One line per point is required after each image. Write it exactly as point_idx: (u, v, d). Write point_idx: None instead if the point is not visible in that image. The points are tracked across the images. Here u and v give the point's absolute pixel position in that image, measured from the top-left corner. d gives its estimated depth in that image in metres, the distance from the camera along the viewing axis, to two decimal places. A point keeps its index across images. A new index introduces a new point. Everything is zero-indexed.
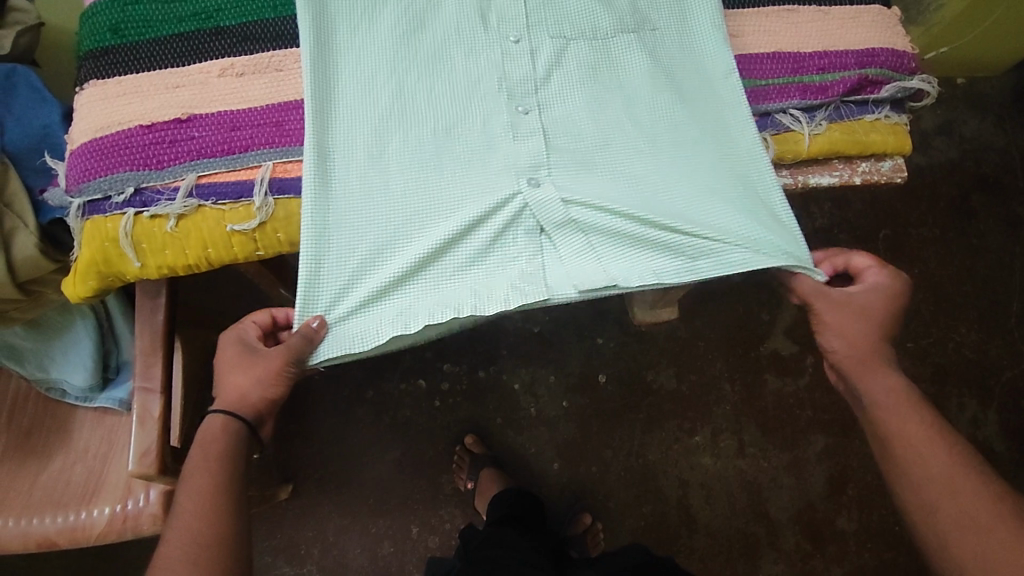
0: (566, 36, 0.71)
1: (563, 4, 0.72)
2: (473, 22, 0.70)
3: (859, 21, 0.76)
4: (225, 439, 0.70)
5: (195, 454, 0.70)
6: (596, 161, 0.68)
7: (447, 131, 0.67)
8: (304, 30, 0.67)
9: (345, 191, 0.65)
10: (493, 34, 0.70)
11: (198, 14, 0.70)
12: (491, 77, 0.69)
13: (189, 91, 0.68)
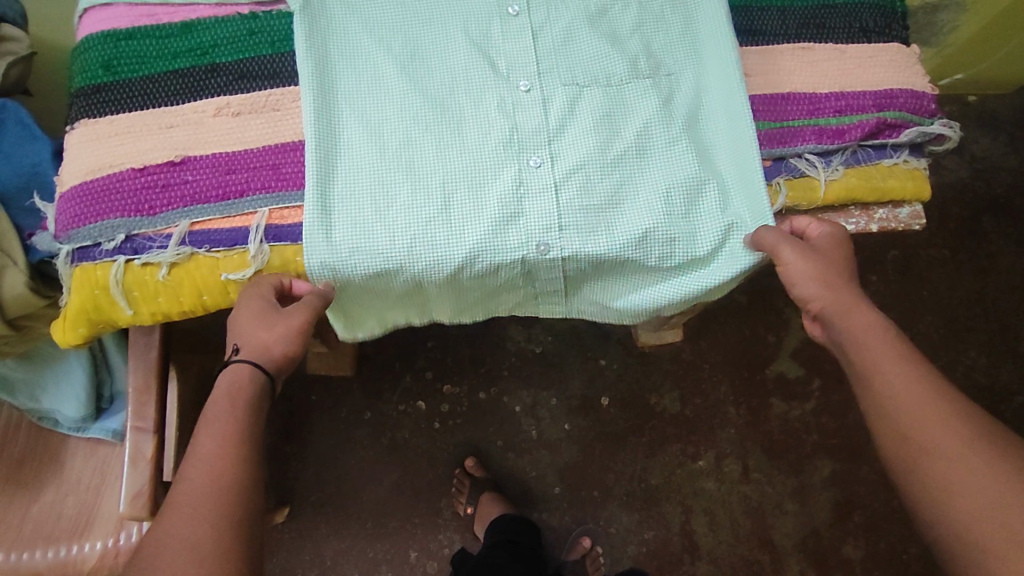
0: (578, 82, 0.68)
1: (576, 50, 0.69)
2: (483, 71, 0.68)
3: (877, 60, 0.73)
4: (230, 426, 0.57)
5: (225, 379, 0.60)
6: (607, 220, 0.66)
7: (457, 186, 0.65)
8: (304, 72, 0.66)
9: (351, 251, 0.63)
10: (504, 83, 0.68)
11: (193, 50, 0.69)
12: (501, 127, 0.67)
13: (183, 132, 0.66)
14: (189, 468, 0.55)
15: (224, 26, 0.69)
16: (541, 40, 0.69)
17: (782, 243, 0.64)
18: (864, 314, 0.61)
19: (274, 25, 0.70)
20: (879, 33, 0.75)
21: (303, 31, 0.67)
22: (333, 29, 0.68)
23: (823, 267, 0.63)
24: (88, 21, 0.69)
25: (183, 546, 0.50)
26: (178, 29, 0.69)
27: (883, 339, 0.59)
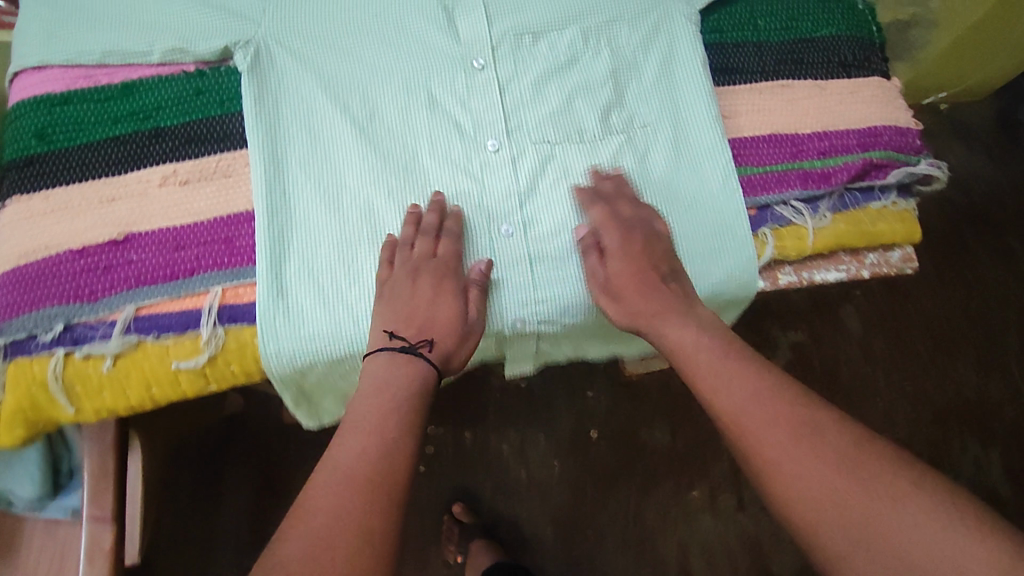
0: (549, 141, 0.67)
1: (546, 104, 0.68)
2: (449, 132, 0.66)
3: (859, 95, 0.70)
4: (373, 408, 0.53)
5: (386, 368, 0.56)
6: (581, 289, 0.64)
7: (429, 260, 0.62)
8: (257, 139, 0.63)
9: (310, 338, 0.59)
10: (472, 142, 0.67)
11: (135, 114, 0.64)
12: (469, 196, 0.65)
13: (126, 205, 0.61)
14: (364, 415, 0.53)
15: (167, 86, 0.65)
16: (509, 94, 0.68)
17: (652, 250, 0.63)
18: (690, 336, 0.59)
19: (222, 84, 0.65)
20: (858, 67, 0.72)
21: (251, 94, 0.64)
22: (285, 88, 0.65)
23: (653, 295, 0.61)
24: (20, 89, 0.65)
25: (333, 483, 0.48)
26: (118, 92, 0.64)
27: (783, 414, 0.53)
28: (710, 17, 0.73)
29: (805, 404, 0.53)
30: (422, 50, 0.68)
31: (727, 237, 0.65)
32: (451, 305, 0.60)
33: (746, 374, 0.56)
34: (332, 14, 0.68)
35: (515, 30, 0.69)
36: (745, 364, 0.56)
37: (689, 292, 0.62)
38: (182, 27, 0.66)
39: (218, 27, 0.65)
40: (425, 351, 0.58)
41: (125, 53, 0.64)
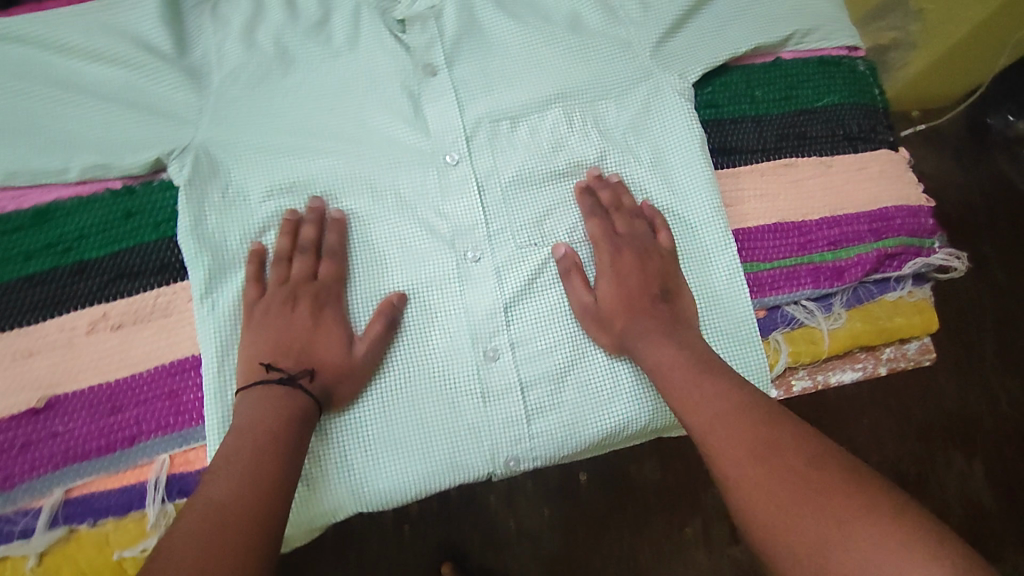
0: (534, 243, 0.63)
1: (528, 204, 0.64)
2: (427, 241, 0.62)
3: (866, 172, 0.65)
4: (252, 438, 0.47)
5: (258, 402, 0.50)
6: (577, 418, 0.59)
7: (411, 393, 0.58)
8: (202, 270, 0.56)
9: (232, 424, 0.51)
10: (451, 253, 0.62)
11: (52, 246, 0.55)
12: (453, 316, 0.60)
13: (46, 361, 0.52)
14: (244, 444, 0.47)
15: (91, 210, 0.56)
16: (487, 195, 0.63)
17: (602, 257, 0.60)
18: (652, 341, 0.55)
19: (156, 202, 0.57)
20: (864, 140, 0.66)
21: (190, 215, 0.56)
22: (234, 205, 0.58)
23: (628, 284, 0.58)
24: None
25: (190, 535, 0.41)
26: (30, 220, 0.55)
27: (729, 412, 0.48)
28: (703, 89, 0.67)
29: (772, 427, 0.47)
30: (384, 150, 0.63)
31: (642, 259, 0.59)
32: (333, 337, 0.55)
33: (710, 394, 0.50)
34: (284, 113, 0.62)
35: (491, 116, 0.66)
36: (704, 381, 0.51)
37: (624, 294, 0.58)
38: (104, 137, 0.58)
39: (147, 136, 0.58)
40: (306, 381, 0.52)
41: (34, 171, 0.56)
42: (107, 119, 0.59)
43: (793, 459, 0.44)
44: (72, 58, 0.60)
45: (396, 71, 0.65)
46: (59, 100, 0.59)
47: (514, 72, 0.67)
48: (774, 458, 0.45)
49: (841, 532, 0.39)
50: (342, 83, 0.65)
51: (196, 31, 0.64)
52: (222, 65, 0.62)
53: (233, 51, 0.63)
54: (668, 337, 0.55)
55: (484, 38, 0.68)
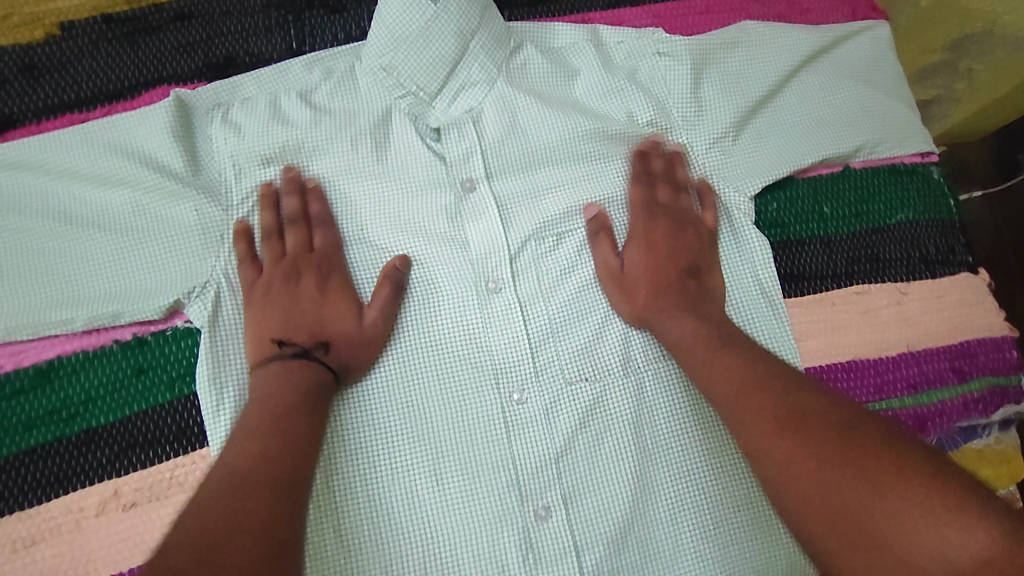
0: (585, 376, 0.57)
1: (578, 331, 0.58)
2: (468, 370, 0.56)
3: (945, 300, 0.60)
4: (267, 407, 0.48)
5: (275, 372, 0.51)
6: None
7: (447, 541, 0.53)
8: (222, 430, 0.51)
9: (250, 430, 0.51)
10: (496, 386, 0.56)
11: (56, 412, 0.50)
12: (499, 467, 0.55)
13: (52, 549, 0.48)
14: (276, 400, 0.49)
15: (97, 368, 0.51)
16: (531, 322, 0.58)
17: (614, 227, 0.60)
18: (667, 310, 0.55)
19: (169, 357, 0.52)
20: (942, 262, 0.61)
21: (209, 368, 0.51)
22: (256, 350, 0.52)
23: (653, 253, 0.58)
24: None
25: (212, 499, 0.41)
26: (30, 381, 0.51)
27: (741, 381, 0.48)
28: (766, 204, 0.61)
29: (783, 393, 0.46)
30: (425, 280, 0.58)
31: (665, 229, 0.59)
32: (342, 310, 0.55)
33: (730, 366, 0.49)
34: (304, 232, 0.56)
35: (537, 234, 0.60)
36: (724, 352, 0.51)
37: (651, 265, 0.58)
38: (113, 280, 0.53)
39: (159, 278, 0.53)
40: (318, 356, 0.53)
41: (34, 325, 0.51)
42: (117, 258, 0.53)
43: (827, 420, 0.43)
44: (70, 181, 0.54)
45: (429, 182, 0.60)
46: (61, 237, 0.53)
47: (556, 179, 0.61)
48: (804, 417, 0.44)
49: (851, 489, 0.40)
50: (366, 200, 0.59)
51: (212, 141, 0.57)
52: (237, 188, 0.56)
53: (250, 167, 0.57)
54: (682, 309, 0.55)
55: (523, 139, 0.62)
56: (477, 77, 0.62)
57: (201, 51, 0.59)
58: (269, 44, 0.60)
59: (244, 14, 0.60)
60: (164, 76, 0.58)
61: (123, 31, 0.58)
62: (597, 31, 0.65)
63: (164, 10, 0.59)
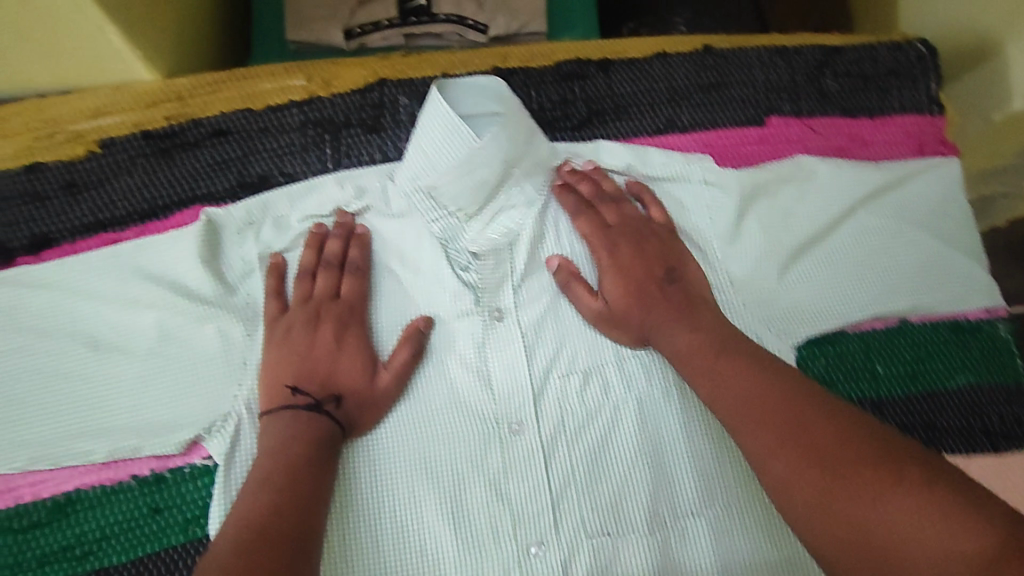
0: (608, 532, 0.52)
1: (604, 482, 0.53)
2: (479, 489, 0.52)
3: (1013, 475, 0.56)
4: (283, 460, 0.46)
5: (286, 418, 0.49)
6: None
7: None
8: None
9: None
10: (506, 512, 0.52)
11: (70, 548, 0.50)
12: None
13: None
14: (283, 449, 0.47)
15: (114, 505, 0.50)
16: (553, 470, 0.53)
17: (604, 228, 0.57)
18: (665, 329, 0.51)
19: (184, 498, 0.50)
20: (1007, 436, 0.57)
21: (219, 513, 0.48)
22: None
23: (632, 281, 0.54)
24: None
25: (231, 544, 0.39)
26: (48, 514, 0.50)
27: (742, 381, 0.45)
28: (813, 360, 0.57)
29: (795, 405, 0.42)
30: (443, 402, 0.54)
31: (641, 247, 0.56)
32: (355, 359, 0.53)
33: (732, 373, 0.46)
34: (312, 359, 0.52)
35: (562, 371, 0.55)
36: (722, 363, 0.47)
37: (628, 283, 0.54)
38: (132, 411, 0.51)
39: (178, 412, 0.51)
40: (332, 409, 0.50)
41: (55, 457, 0.50)
42: (138, 388, 0.52)
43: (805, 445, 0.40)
44: (95, 302, 0.54)
45: (454, 313, 0.56)
46: (85, 363, 0.52)
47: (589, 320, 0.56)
48: (796, 437, 0.40)
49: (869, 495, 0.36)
50: (388, 331, 0.56)
51: (240, 266, 0.55)
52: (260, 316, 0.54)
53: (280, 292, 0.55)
54: (679, 320, 0.51)
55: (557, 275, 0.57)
56: (518, 200, 0.57)
57: (236, 170, 0.58)
58: (304, 162, 0.59)
59: (281, 131, 0.59)
60: (198, 195, 0.57)
61: (160, 146, 0.58)
62: (644, 150, 0.58)
63: (202, 125, 0.58)
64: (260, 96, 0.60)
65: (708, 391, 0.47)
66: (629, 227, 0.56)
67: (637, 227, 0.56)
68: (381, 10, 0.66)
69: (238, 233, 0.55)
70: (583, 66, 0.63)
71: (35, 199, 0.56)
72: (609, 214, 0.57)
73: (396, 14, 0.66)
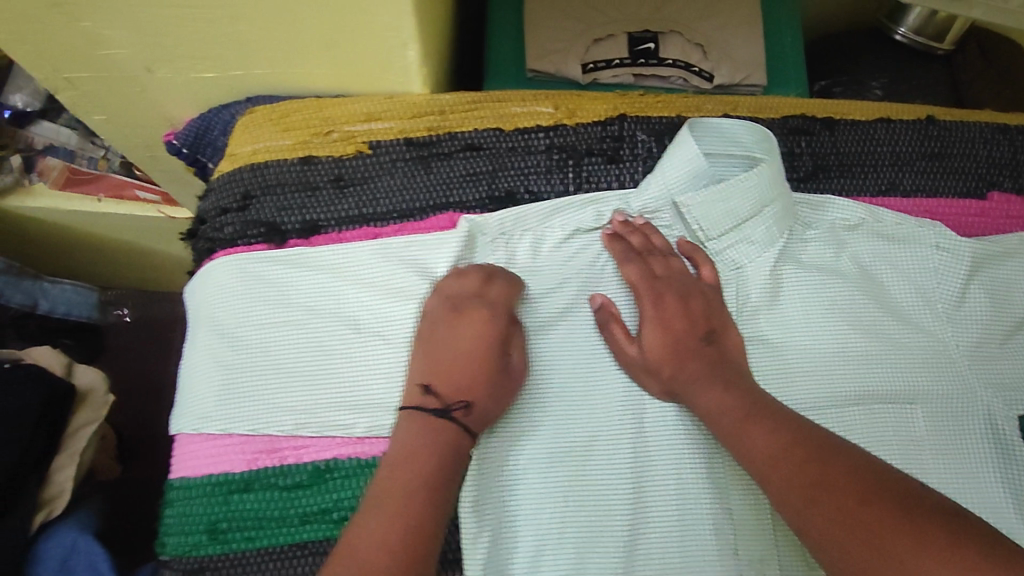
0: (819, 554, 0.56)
1: None
2: (694, 482, 0.56)
3: None
4: (408, 469, 0.51)
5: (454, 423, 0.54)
6: None
7: None
8: (478, 552, 0.53)
9: (501, 508, 0.55)
10: (717, 507, 0.56)
11: (326, 512, 0.54)
12: None
13: None
14: (424, 454, 0.52)
15: (369, 477, 0.55)
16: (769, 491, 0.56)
17: (690, 292, 0.56)
18: (695, 384, 0.55)
19: None
20: None
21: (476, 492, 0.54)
22: (507, 482, 0.55)
23: (670, 342, 0.57)
24: (178, 447, 0.57)
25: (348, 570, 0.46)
26: (309, 477, 0.55)
27: (795, 449, 0.50)
28: None
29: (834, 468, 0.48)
30: (658, 406, 0.57)
31: (686, 299, 0.56)
32: (481, 355, 0.56)
33: (753, 428, 0.52)
34: (562, 366, 0.58)
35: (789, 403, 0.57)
36: (752, 424, 0.52)
37: (669, 339, 0.57)
38: (392, 391, 0.57)
39: (427, 401, 0.55)
40: (460, 415, 0.54)
41: (319, 423, 0.56)
42: (394, 372, 0.57)
43: (843, 504, 0.46)
44: (356, 288, 0.59)
45: None
46: (349, 344, 0.58)
47: (817, 362, 0.58)
48: (818, 500, 0.47)
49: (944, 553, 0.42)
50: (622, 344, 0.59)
51: (487, 270, 0.60)
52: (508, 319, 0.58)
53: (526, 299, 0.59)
54: (710, 378, 0.55)
55: (785, 313, 0.59)
56: (758, 238, 0.60)
57: (486, 183, 0.63)
58: (548, 183, 0.63)
59: (527, 153, 0.64)
60: (451, 202, 0.62)
61: (419, 154, 0.63)
62: (876, 208, 0.62)
63: (457, 139, 0.63)
64: (512, 117, 0.65)
65: (737, 452, 0.52)
66: (678, 281, 0.56)
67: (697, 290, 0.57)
68: (615, 49, 0.71)
69: (486, 242, 0.61)
70: (809, 122, 0.66)
71: (306, 189, 0.61)
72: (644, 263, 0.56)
73: (628, 55, 0.71)
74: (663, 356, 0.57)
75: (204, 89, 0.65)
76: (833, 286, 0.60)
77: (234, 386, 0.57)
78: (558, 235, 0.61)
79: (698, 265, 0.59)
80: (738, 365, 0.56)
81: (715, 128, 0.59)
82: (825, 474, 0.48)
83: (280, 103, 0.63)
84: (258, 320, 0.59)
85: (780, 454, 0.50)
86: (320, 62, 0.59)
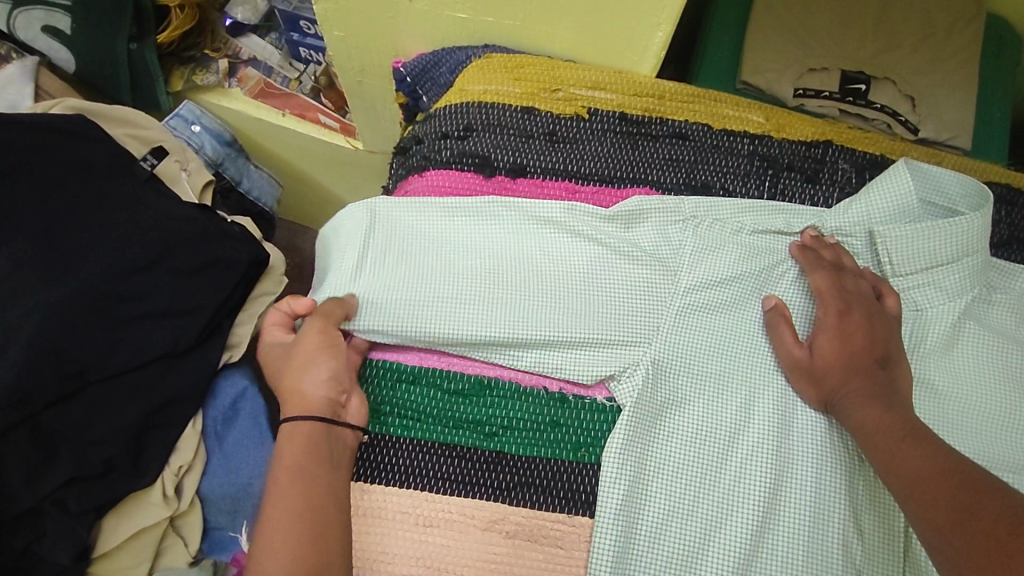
0: None
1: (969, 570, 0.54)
2: (833, 497, 0.55)
3: None
4: (287, 474, 0.52)
5: (292, 431, 0.54)
6: None
7: None
8: (609, 498, 0.54)
9: (641, 462, 0.55)
10: (851, 529, 0.54)
11: (480, 425, 0.57)
12: None
13: (439, 538, 0.54)
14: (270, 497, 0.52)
15: (526, 404, 0.57)
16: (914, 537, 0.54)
17: (874, 315, 0.57)
18: (858, 397, 0.53)
19: (584, 425, 0.57)
20: None
21: (622, 439, 0.55)
22: (652, 440, 0.56)
23: (843, 353, 0.56)
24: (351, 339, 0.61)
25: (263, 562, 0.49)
26: (471, 388, 0.58)
27: (937, 469, 0.46)
28: None
29: (980, 496, 0.43)
30: (811, 413, 0.57)
31: (871, 320, 0.57)
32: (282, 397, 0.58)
33: (906, 448, 0.49)
34: (726, 350, 0.59)
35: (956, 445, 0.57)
36: (907, 444, 0.49)
37: (842, 349, 0.56)
38: (559, 333, 0.58)
39: (598, 348, 0.58)
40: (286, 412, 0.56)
41: (494, 353, 0.58)
42: (564, 316, 0.59)
43: (982, 525, 0.41)
44: (557, 227, 0.62)
45: None
46: (535, 281, 0.60)
47: (987, 417, 0.58)
48: (958, 519, 0.43)
49: None
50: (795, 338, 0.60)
51: (673, 245, 0.61)
52: (686, 296, 0.59)
53: (705, 282, 0.60)
54: (872, 395, 0.53)
55: (957, 365, 0.59)
56: (948, 286, 0.61)
57: (685, 171, 0.65)
58: (743, 185, 0.65)
59: (731, 153, 0.66)
60: (648, 179, 0.65)
61: (629, 129, 0.67)
62: None
63: (667, 125, 0.67)
64: (722, 117, 0.68)
65: (880, 469, 0.50)
66: (862, 304, 0.58)
67: (880, 314, 0.58)
68: (827, 82, 0.73)
69: (679, 220, 0.62)
70: (1013, 193, 0.66)
71: (522, 135, 0.66)
72: (829, 277, 0.59)
73: (838, 90, 0.73)
74: (829, 364, 0.56)
75: (449, 28, 0.71)
76: (1013, 352, 0.59)
77: (420, 291, 0.59)
78: (749, 230, 0.62)
79: (886, 293, 0.60)
80: (906, 397, 0.54)
81: (922, 175, 0.62)
82: (979, 501, 0.43)
83: (516, 55, 0.69)
84: (457, 235, 0.62)
85: (932, 477, 0.46)
86: (573, 24, 0.65)
